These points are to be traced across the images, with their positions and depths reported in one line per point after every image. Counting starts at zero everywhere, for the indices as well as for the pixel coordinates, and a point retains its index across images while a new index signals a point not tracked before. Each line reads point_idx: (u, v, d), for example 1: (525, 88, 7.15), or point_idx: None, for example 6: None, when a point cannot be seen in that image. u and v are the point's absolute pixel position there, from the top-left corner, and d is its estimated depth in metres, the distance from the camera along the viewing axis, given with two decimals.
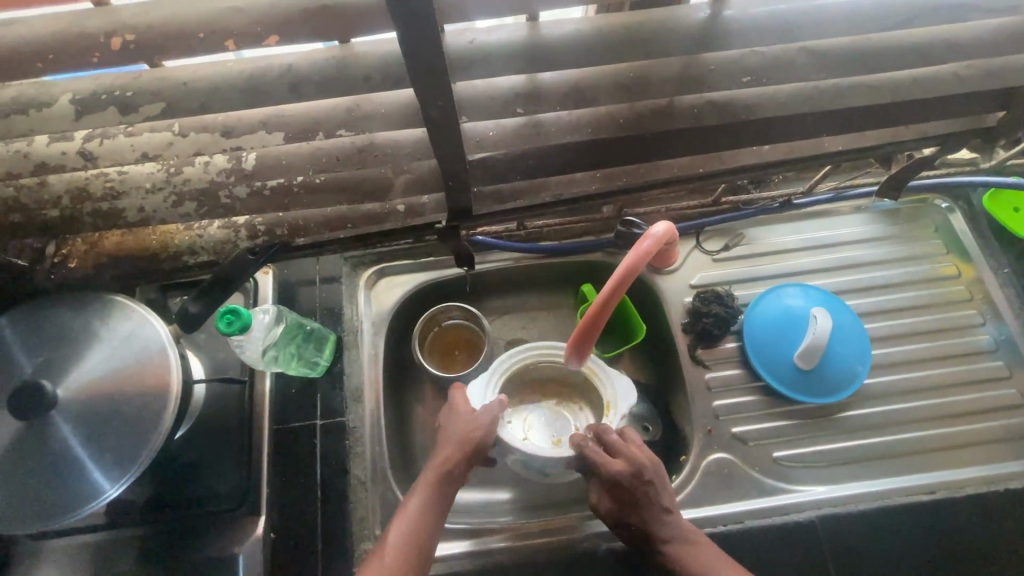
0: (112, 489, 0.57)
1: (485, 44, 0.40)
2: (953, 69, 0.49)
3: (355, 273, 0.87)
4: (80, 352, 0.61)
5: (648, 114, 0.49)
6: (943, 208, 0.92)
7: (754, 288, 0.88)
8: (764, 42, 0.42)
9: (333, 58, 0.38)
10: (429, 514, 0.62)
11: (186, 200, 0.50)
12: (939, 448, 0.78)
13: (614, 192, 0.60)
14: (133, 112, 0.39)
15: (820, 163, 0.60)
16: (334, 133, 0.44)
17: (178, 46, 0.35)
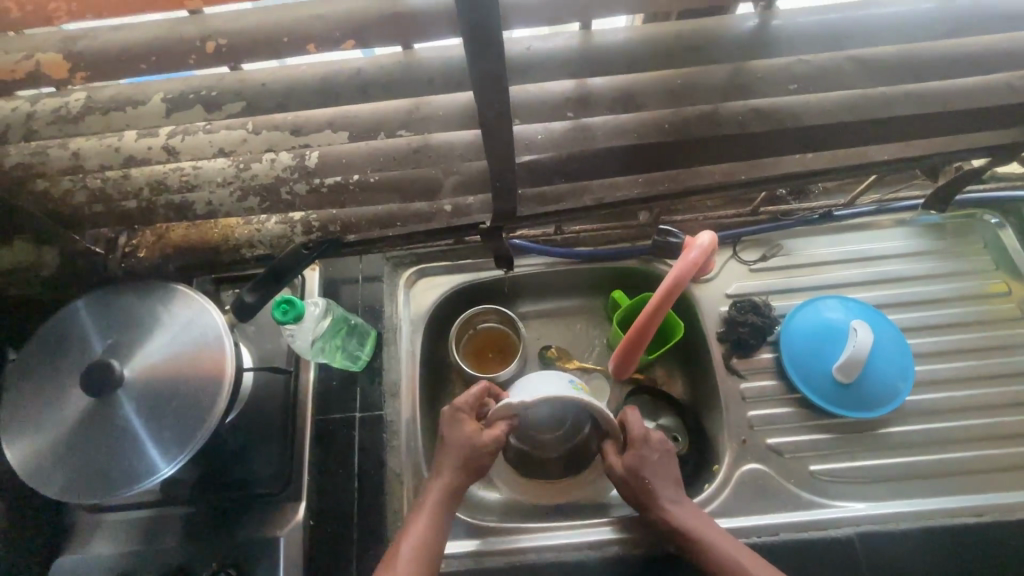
0: (169, 466, 0.60)
1: (541, 50, 0.42)
2: (1005, 79, 0.49)
3: (395, 273, 0.90)
4: (144, 336, 0.65)
5: (694, 120, 0.50)
6: (994, 223, 0.89)
7: (792, 299, 0.87)
8: (812, 51, 0.43)
9: (399, 62, 0.41)
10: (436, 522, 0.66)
11: (251, 194, 0.54)
12: (988, 470, 0.75)
13: (655, 198, 0.61)
14: (216, 110, 0.43)
15: (865, 173, 0.60)
16: (394, 133, 0.47)
17: (264, 51, 0.38)
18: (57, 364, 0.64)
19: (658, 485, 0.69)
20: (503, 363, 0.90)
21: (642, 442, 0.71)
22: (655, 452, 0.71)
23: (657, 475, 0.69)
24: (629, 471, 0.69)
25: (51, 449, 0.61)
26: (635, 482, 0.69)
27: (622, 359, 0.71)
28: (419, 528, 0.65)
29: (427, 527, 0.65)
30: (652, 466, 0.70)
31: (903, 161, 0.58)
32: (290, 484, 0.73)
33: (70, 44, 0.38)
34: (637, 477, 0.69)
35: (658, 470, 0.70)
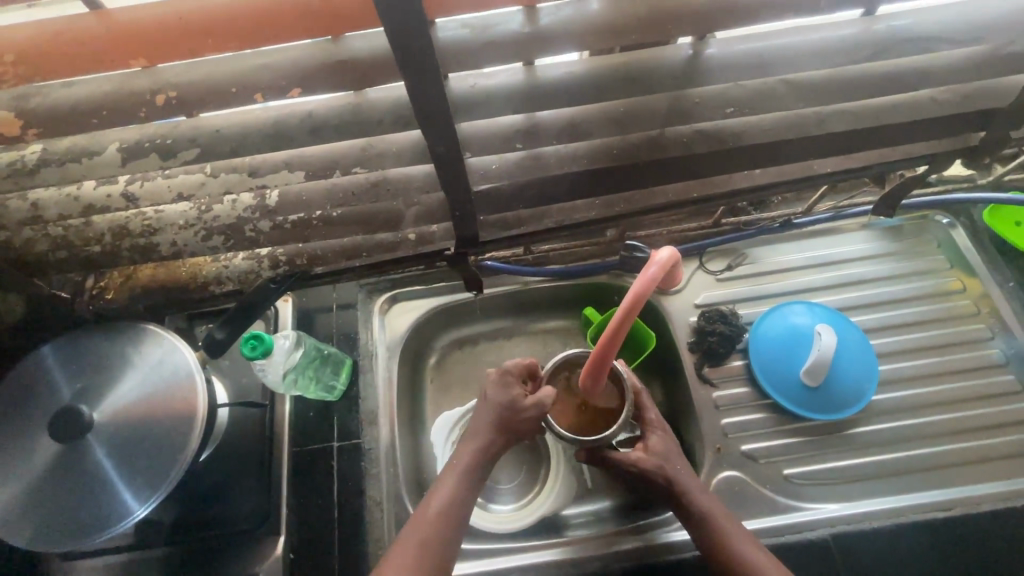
0: (141, 509, 0.60)
1: (485, 87, 0.44)
2: (930, 94, 0.52)
3: (369, 299, 0.91)
4: (114, 378, 0.65)
5: (641, 144, 0.52)
6: (946, 223, 0.93)
7: (760, 307, 0.89)
8: (743, 78, 0.46)
9: (349, 104, 0.42)
10: (461, 493, 0.67)
11: (215, 234, 0.55)
12: (954, 464, 0.77)
13: (614, 218, 0.63)
14: (172, 157, 0.44)
15: (812, 185, 0.62)
16: (350, 170, 0.48)
17: (213, 101, 0.39)
18: (25, 411, 0.63)
19: (685, 474, 0.69)
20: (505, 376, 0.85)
21: (661, 429, 0.74)
22: (676, 443, 0.73)
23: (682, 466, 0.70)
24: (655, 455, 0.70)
25: (21, 498, 0.61)
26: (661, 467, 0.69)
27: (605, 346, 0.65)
28: (447, 491, 0.67)
29: (455, 490, 0.67)
30: (679, 457, 0.71)
31: (846, 172, 0.61)
32: (268, 520, 0.72)
33: (22, 101, 0.39)
34: (662, 461, 0.70)
35: (681, 462, 0.71)
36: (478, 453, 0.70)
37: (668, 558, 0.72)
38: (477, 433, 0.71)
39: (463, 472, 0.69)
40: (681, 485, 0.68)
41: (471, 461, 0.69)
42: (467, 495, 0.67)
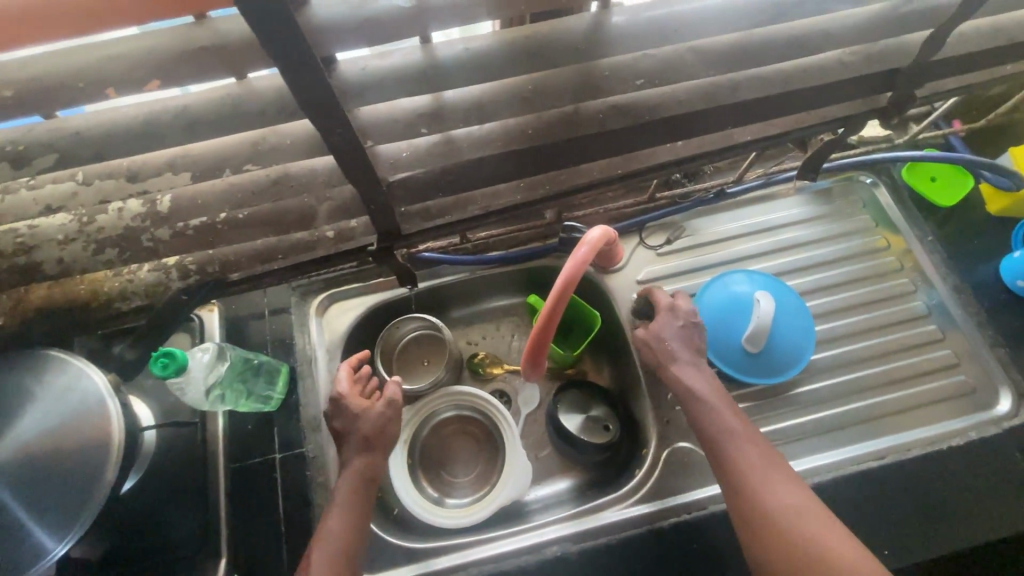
0: (57, 547, 0.56)
1: (378, 70, 0.41)
2: (838, 56, 0.52)
3: (304, 301, 0.87)
4: (17, 410, 0.60)
5: (556, 122, 0.50)
6: (869, 183, 0.96)
7: (700, 278, 0.90)
8: (650, 46, 0.44)
9: (226, 95, 0.38)
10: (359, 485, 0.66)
11: (106, 247, 0.51)
12: (886, 414, 0.80)
13: (540, 199, 0.61)
14: (27, 165, 0.39)
15: (735, 155, 0.62)
16: (242, 168, 0.44)
17: (62, 97, 0.35)
18: None
19: (722, 394, 0.71)
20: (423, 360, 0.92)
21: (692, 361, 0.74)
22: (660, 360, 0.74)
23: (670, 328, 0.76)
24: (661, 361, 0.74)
25: None
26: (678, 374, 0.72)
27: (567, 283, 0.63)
28: (342, 510, 0.65)
29: (351, 508, 0.65)
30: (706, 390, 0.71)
31: (767, 140, 0.61)
32: (208, 544, 0.68)
33: None
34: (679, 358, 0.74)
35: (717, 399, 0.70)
36: (364, 451, 0.69)
37: (622, 535, 0.73)
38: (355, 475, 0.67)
39: (352, 490, 0.66)
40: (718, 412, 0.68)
41: (354, 485, 0.66)
42: (368, 487, 0.67)
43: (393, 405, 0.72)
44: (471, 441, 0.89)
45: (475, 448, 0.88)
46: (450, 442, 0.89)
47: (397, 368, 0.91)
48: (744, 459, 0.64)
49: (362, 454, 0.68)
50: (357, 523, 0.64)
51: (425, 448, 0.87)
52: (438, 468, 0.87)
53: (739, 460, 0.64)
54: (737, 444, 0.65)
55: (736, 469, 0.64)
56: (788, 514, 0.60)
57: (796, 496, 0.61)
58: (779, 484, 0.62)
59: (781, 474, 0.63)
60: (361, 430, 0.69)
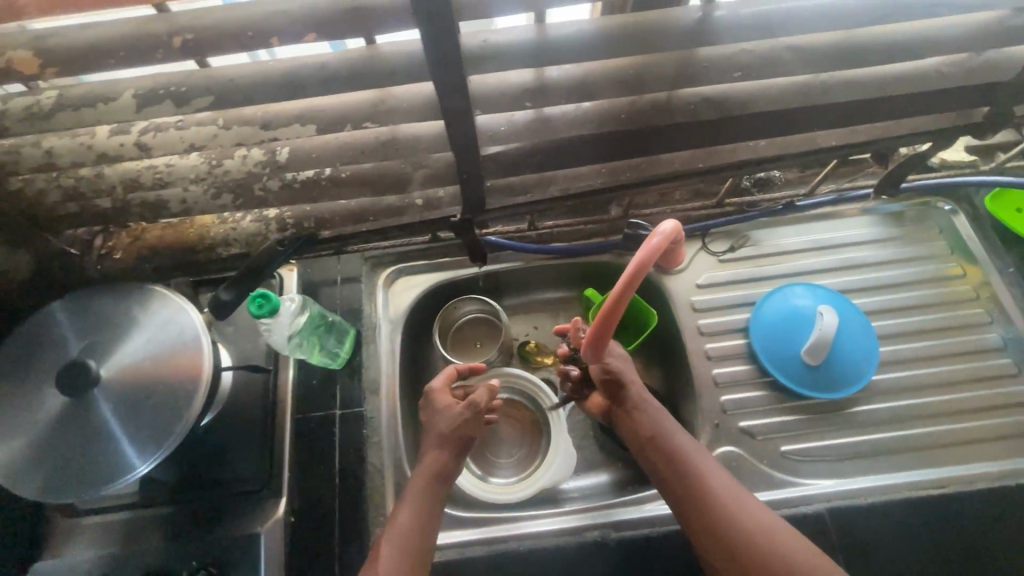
0: (141, 466, 0.60)
1: (497, 43, 0.44)
2: (937, 66, 0.53)
3: (374, 272, 0.91)
4: (122, 336, 0.65)
5: (648, 109, 0.53)
6: (948, 210, 0.93)
7: (762, 288, 0.90)
8: (750, 38, 0.47)
9: (363, 56, 0.43)
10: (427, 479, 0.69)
11: (224, 192, 0.56)
12: (949, 444, 0.78)
13: (619, 186, 0.63)
14: (186, 105, 0.44)
15: (816, 159, 0.63)
16: (361, 125, 0.49)
17: (230, 43, 0.40)
18: (34, 364, 0.64)
19: (649, 401, 0.73)
20: (478, 340, 0.95)
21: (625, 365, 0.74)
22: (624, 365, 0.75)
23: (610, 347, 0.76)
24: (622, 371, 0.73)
25: (28, 452, 0.61)
26: (623, 386, 0.73)
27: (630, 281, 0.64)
28: (414, 504, 0.67)
29: (423, 502, 0.68)
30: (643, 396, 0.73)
31: (851, 146, 0.61)
32: (270, 482, 0.73)
33: (40, 42, 0.39)
34: (626, 369, 0.74)
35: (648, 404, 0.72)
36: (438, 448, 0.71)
37: (664, 529, 0.73)
38: (426, 469, 0.70)
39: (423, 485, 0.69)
40: (652, 423, 0.70)
41: (427, 481, 0.69)
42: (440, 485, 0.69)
43: (473, 409, 0.73)
44: (517, 425, 0.91)
45: (520, 431, 0.90)
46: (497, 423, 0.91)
47: (451, 345, 0.94)
48: (676, 470, 0.67)
49: (436, 451, 0.71)
50: (428, 518, 0.67)
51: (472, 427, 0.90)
52: (483, 447, 0.89)
53: (672, 474, 0.66)
54: (666, 457, 0.68)
55: (672, 484, 0.66)
56: (724, 518, 0.63)
57: (727, 492, 0.65)
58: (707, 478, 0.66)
59: (711, 474, 0.66)
60: (438, 427, 0.72)
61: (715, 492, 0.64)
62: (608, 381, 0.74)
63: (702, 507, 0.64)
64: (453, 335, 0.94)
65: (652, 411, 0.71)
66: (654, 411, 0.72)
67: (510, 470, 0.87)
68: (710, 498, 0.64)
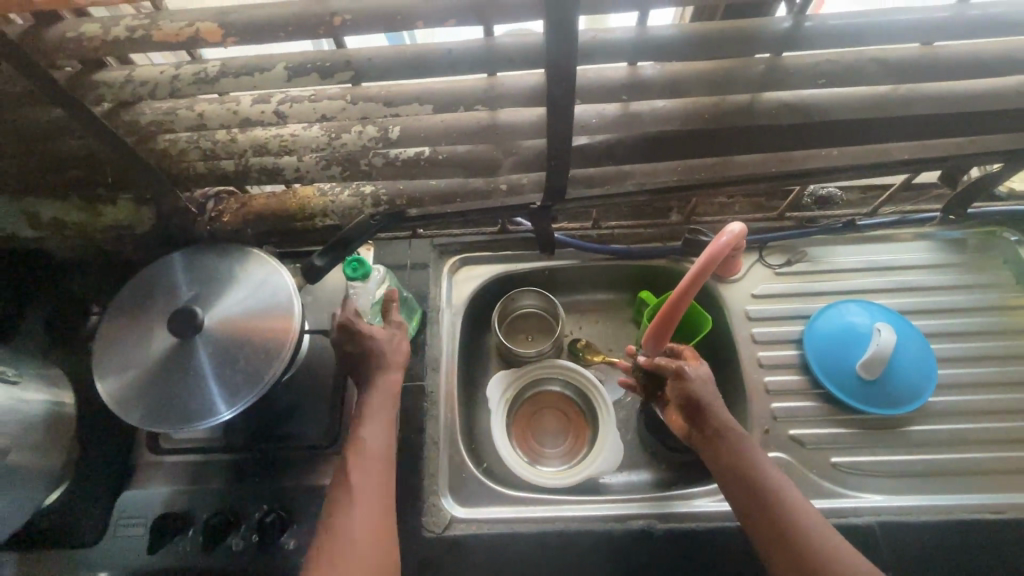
0: (225, 412, 0.66)
1: (604, 40, 0.50)
2: (1015, 85, 0.55)
3: (441, 259, 0.96)
4: (224, 290, 0.72)
5: (731, 110, 0.57)
6: (1014, 241, 0.93)
7: (818, 302, 0.91)
8: (835, 47, 0.51)
9: (487, 44, 0.49)
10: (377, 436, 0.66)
11: (333, 165, 0.63)
12: (1007, 471, 0.77)
13: (692, 185, 0.67)
14: (329, 78, 0.51)
15: (886, 171, 0.65)
16: (472, 108, 0.55)
17: (380, 24, 0.46)
18: (148, 306, 0.72)
19: (736, 428, 0.66)
20: (531, 332, 1.00)
21: (705, 388, 0.68)
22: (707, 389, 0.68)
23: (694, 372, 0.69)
24: (703, 400, 0.67)
25: (135, 382, 0.68)
26: (704, 415, 0.67)
27: (693, 282, 0.69)
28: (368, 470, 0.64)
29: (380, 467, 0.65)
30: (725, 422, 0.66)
31: (922, 160, 0.64)
32: (337, 441, 0.78)
33: (224, 15, 0.46)
34: (709, 395, 0.68)
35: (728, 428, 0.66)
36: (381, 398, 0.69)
37: (711, 525, 0.74)
38: (374, 446, 0.66)
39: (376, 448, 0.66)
40: (736, 455, 0.64)
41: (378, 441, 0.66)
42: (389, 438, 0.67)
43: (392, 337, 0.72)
44: (565, 418, 0.94)
45: (567, 424, 0.93)
46: (544, 414, 0.94)
47: (506, 332, 0.99)
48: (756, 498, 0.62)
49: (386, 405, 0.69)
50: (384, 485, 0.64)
51: (521, 417, 0.93)
52: (531, 436, 0.92)
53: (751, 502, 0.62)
54: (744, 484, 0.63)
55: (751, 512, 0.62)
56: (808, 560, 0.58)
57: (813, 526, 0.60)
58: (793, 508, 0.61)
59: (806, 515, 0.60)
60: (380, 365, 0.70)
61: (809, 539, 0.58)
62: (687, 409, 0.68)
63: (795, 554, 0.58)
64: (508, 323, 0.99)
65: (737, 441, 0.65)
66: (741, 443, 0.65)
67: (557, 459, 0.90)
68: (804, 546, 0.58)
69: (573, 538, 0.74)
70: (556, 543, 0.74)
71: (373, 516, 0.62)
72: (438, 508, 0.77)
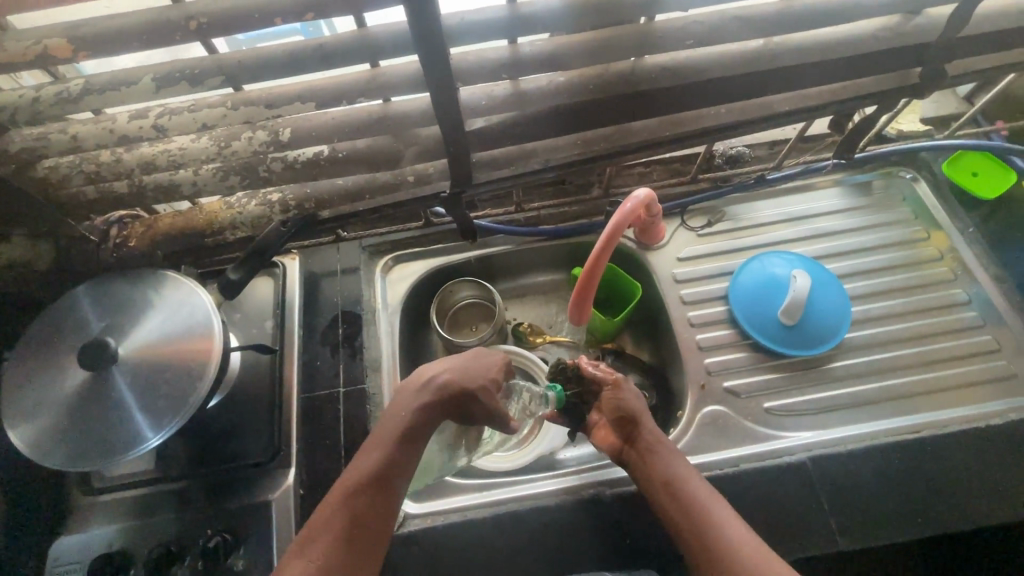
0: (153, 439, 0.63)
1: (473, 21, 0.50)
2: (870, 30, 0.59)
3: (372, 261, 0.95)
4: (139, 317, 0.70)
5: (615, 79, 0.59)
6: (909, 178, 0.99)
7: (740, 258, 0.95)
8: (697, 5, 0.53)
9: (357, 35, 0.49)
10: (397, 455, 0.65)
11: (231, 174, 0.61)
12: (921, 393, 0.82)
13: (595, 156, 0.69)
14: (199, 85, 0.50)
15: (774, 123, 0.69)
16: (356, 100, 0.55)
17: (237, 24, 0.45)
18: (57, 343, 0.69)
19: (667, 441, 0.70)
20: (474, 320, 1.00)
21: (640, 405, 0.73)
22: (642, 406, 0.73)
23: (629, 390, 0.74)
24: (634, 411, 0.72)
25: (51, 424, 0.65)
26: (636, 427, 0.71)
27: (601, 252, 0.72)
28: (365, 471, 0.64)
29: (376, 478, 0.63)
30: (659, 435, 0.70)
31: (803, 109, 0.67)
32: (280, 455, 0.77)
33: (73, 30, 0.44)
34: (639, 408, 0.72)
35: (660, 440, 0.70)
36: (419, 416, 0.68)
37: None
38: (387, 465, 0.64)
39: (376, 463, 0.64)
40: (666, 463, 0.67)
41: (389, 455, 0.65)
42: (400, 458, 0.65)
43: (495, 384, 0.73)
44: None
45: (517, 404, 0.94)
46: None
47: (448, 326, 0.99)
48: (684, 505, 0.64)
49: (417, 429, 0.67)
50: (372, 510, 0.62)
51: None
52: None
53: (676, 506, 0.64)
54: (671, 491, 0.65)
55: (677, 518, 0.64)
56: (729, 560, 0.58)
57: (741, 534, 0.60)
58: (719, 517, 0.62)
59: (729, 522, 0.61)
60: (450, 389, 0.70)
61: (733, 546, 0.59)
62: (621, 420, 0.72)
63: (717, 554, 0.59)
64: (450, 316, 0.99)
65: (664, 450, 0.69)
66: (668, 453, 0.68)
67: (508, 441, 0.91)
68: (727, 548, 0.59)
69: (525, 515, 0.75)
70: (509, 523, 0.75)
71: (342, 541, 0.59)
72: None
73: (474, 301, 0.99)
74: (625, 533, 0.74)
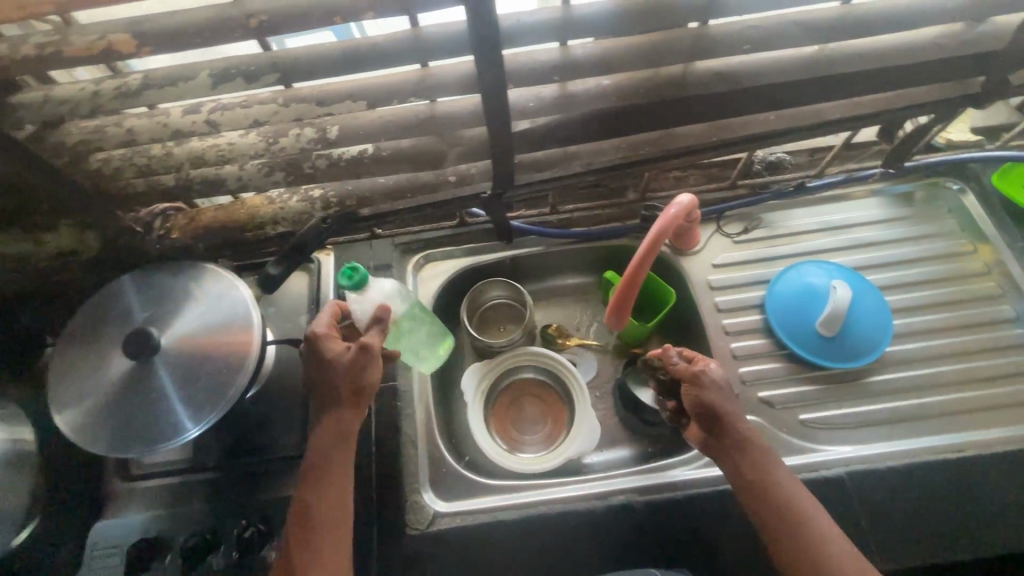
0: (193, 428, 0.64)
1: (529, 22, 0.50)
2: (932, 38, 0.57)
3: (404, 258, 0.96)
4: (181, 308, 0.70)
5: (666, 83, 0.58)
6: (957, 189, 0.96)
7: (777, 266, 0.93)
8: (755, 10, 0.52)
9: (411, 35, 0.49)
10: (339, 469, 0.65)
11: (277, 170, 0.62)
12: (965, 411, 0.80)
13: (639, 160, 0.68)
14: (254, 82, 0.50)
15: (822, 131, 0.67)
16: (407, 100, 0.55)
17: (295, 22, 0.46)
18: (102, 332, 0.70)
19: (757, 440, 0.67)
20: (505, 321, 0.99)
21: (726, 397, 0.69)
22: (727, 398, 0.69)
23: (716, 383, 0.69)
24: (719, 406, 0.68)
25: (95, 412, 0.66)
26: (724, 424, 0.68)
27: (642, 259, 0.72)
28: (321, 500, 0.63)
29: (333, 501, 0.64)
30: (748, 434, 0.67)
31: (853, 118, 0.66)
32: None
33: (135, 26, 0.45)
34: (724, 401, 0.68)
35: (750, 438, 0.67)
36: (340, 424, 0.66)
37: (688, 492, 0.75)
38: (334, 479, 0.64)
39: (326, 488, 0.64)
40: (757, 466, 0.65)
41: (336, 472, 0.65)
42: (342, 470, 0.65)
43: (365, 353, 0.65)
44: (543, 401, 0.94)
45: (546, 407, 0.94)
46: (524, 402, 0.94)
47: (479, 326, 0.98)
48: (779, 509, 0.63)
49: (346, 438, 0.66)
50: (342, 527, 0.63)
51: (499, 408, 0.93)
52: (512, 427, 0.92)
53: (769, 509, 0.63)
54: (763, 494, 0.64)
55: (772, 520, 0.63)
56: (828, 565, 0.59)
57: (835, 541, 0.61)
58: (816, 522, 0.62)
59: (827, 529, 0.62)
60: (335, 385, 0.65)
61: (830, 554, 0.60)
62: (706, 416, 0.68)
63: (809, 553, 0.60)
64: (481, 316, 0.98)
65: (758, 452, 0.66)
66: (759, 454, 0.66)
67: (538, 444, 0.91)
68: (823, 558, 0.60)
69: (554, 519, 0.75)
70: (538, 526, 0.75)
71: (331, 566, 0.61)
72: (421, 505, 0.77)
73: (505, 301, 0.98)
74: (655, 541, 0.74)
